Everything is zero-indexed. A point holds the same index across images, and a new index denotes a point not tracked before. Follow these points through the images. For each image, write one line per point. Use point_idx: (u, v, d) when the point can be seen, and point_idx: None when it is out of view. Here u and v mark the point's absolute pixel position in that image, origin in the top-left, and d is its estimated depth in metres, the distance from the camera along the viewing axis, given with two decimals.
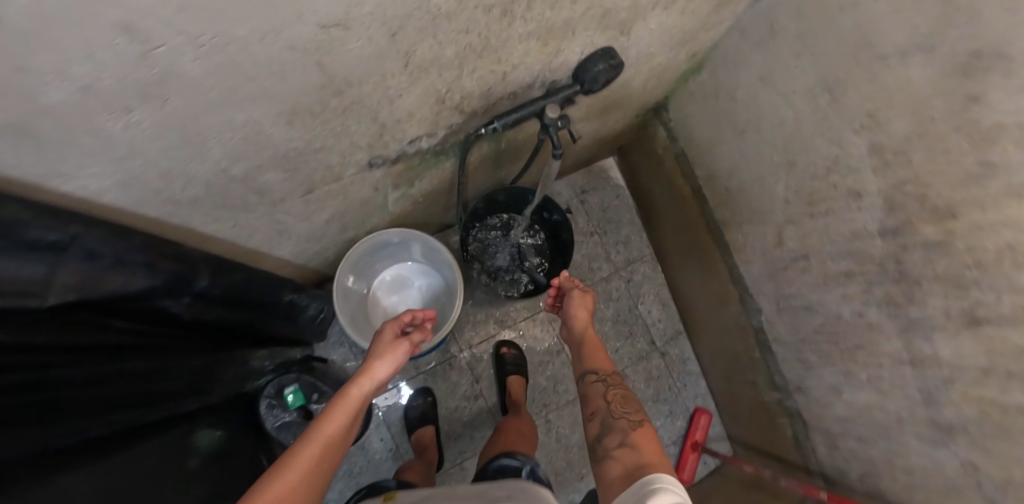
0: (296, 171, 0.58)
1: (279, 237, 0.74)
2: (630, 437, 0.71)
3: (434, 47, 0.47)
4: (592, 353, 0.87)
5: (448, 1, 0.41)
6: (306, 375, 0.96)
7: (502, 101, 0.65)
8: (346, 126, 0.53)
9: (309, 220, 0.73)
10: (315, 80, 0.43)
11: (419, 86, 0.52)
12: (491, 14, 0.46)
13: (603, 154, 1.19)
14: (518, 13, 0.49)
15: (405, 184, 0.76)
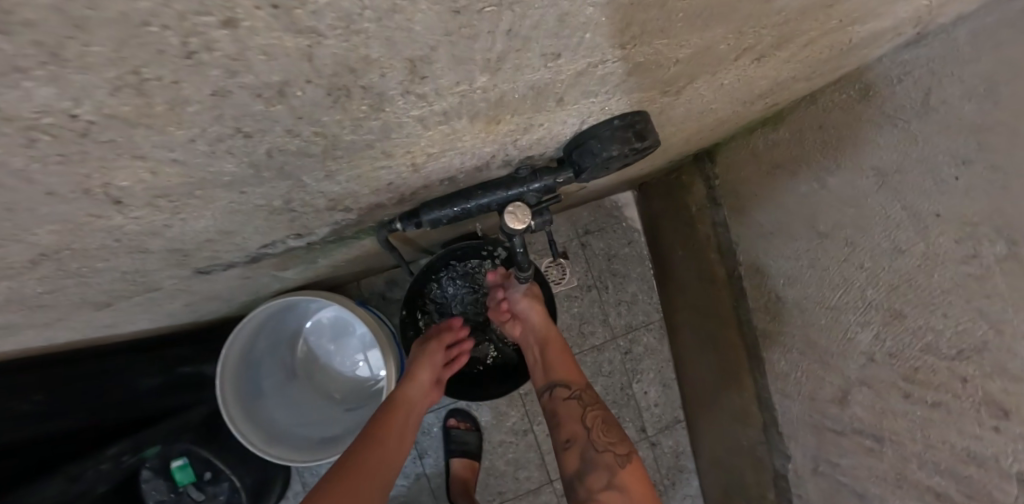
0: (50, 303, 0.35)
1: (107, 325, 0.52)
2: (621, 479, 0.49)
3: (166, 169, 0.19)
4: (556, 351, 0.59)
5: (52, 95, 0.12)
6: (201, 450, 0.76)
7: (428, 190, 0.36)
8: (87, 263, 0.29)
9: (143, 309, 0.49)
10: None
11: (198, 209, 0.25)
12: (272, 96, 0.15)
13: (619, 190, 0.90)
14: (382, 89, 0.18)
15: (298, 264, 0.51)
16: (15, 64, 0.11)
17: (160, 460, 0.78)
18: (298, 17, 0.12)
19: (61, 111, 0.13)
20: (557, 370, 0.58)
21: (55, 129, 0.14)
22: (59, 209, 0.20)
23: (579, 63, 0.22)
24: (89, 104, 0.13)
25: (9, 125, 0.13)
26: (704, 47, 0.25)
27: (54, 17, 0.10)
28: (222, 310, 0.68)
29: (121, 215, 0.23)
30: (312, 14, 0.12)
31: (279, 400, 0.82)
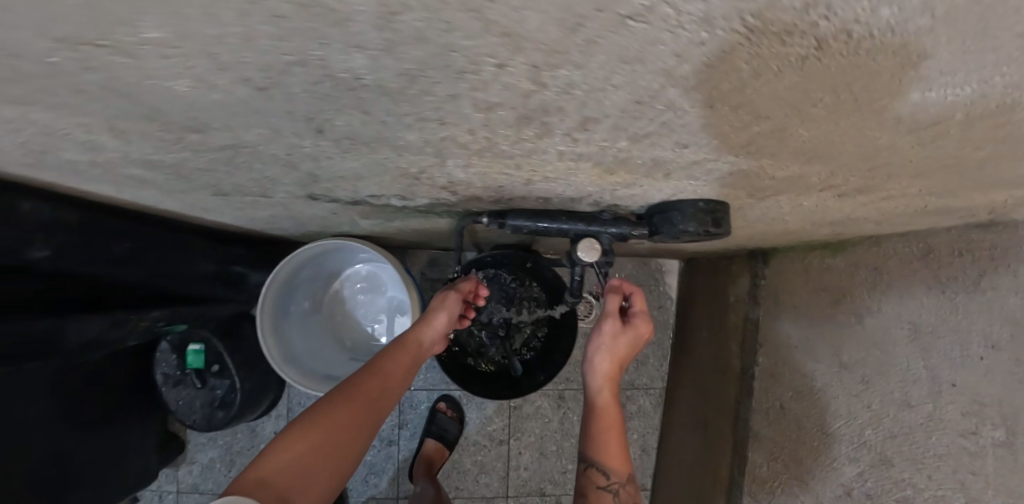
0: (193, 176, 0.43)
1: (201, 208, 0.60)
2: None
3: (369, 124, 0.25)
4: (608, 429, 0.55)
5: (360, 66, 0.18)
6: (217, 342, 0.86)
7: (522, 201, 0.41)
8: (246, 161, 0.36)
9: (238, 206, 0.57)
10: (133, 104, 0.26)
11: (357, 153, 0.31)
12: (484, 104, 0.21)
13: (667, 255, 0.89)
14: (556, 122, 0.23)
15: (379, 217, 0.57)
16: (364, 45, 0.17)
17: (178, 341, 0.87)
18: (544, 73, 0.18)
19: (355, 73, 0.19)
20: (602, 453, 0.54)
21: (340, 80, 0.20)
22: (280, 121, 0.26)
23: (700, 154, 0.27)
24: (372, 79, 0.20)
25: (319, 71, 0.19)
26: (798, 175, 0.30)
27: (414, 33, 0.16)
28: (287, 231, 0.75)
29: (307, 140, 0.29)
30: (554, 76, 0.18)
31: (299, 327, 0.88)
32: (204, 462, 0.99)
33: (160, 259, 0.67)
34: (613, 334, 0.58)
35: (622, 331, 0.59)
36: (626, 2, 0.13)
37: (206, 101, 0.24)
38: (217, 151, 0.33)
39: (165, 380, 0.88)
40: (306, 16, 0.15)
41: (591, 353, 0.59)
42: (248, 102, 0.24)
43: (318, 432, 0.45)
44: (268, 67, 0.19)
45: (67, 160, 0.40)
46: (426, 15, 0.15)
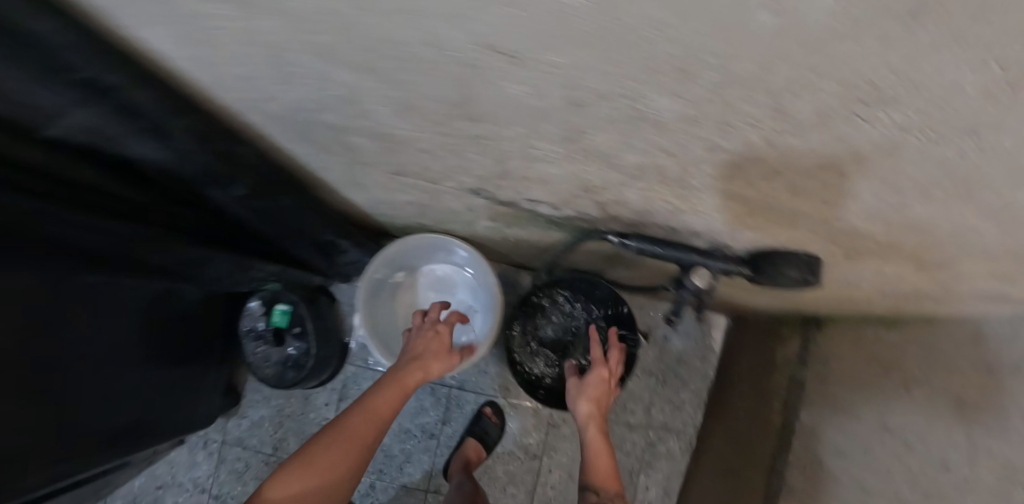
0: (393, 158, 0.52)
1: (352, 186, 0.69)
2: None
3: (615, 144, 0.35)
4: (598, 456, 0.69)
5: (670, 104, 0.28)
6: (303, 307, 0.96)
7: (656, 227, 0.51)
8: (464, 156, 0.45)
9: (389, 191, 0.66)
10: (444, 99, 0.35)
11: (572, 164, 0.40)
12: (726, 142, 0.31)
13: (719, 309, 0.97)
14: (760, 164, 0.32)
15: (503, 223, 0.66)
16: (693, 95, 0.27)
17: (267, 300, 0.95)
18: (790, 132, 0.28)
19: (661, 108, 0.29)
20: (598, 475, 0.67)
21: (643, 111, 0.30)
22: (549, 128, 0.35)
23: (840, 210, 0.36)
24: (667, 114, 0.29)
25: (636, 103, 0.29)
26: (898, 242, 0.39)
27: (738, 94, 0.26)
28: (400, 221, 0.85)
29: (544, 147, 0.38)
30: (795, 134, 0.28)
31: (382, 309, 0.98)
32: (253, 420, 1.05)
33: (303, 226, 0.74)
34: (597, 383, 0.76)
35: (601, 379, 0.76)
36: (864, 107, 0.24)
37: (514, 107, 0.33)
38: (454, 144, 0.42)
39: (248, 334, 0.95)
40: (674, 77, 0.25)
41: (581, 396, 0.76)
42: (547, 111, 0.33)
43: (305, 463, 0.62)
44: (603, 94, 0.29)
45: (306, 126, 0.50)
46: (743, 89, 0.25)
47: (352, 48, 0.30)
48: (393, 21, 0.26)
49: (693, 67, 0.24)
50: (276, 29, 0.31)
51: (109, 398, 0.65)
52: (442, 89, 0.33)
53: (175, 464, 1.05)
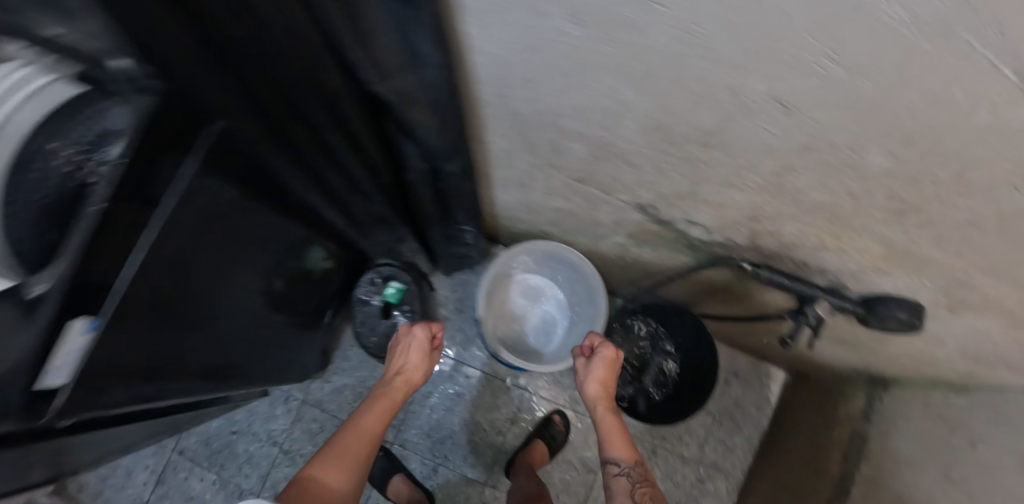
0: (588, 172, 0.66)
1: (513, 190, 0.83)
2: None
3: (812, 182, 0.49)
4: (611, 434, 0.75)
5: (882, 158, 0.42)
6: (414, 286, 1.05)
7: (788, 261, 0.64)
8: (664, 176, 0.59)
9: (547, 200, 0.80)
10: (692, 132, 0.49)
11: (760, 193, 0.54)
12: (907, 189, 0.44)
13: (781, 362, 1.07)
14: (922, 212, 0.46)
15: (636, 243, 0.79)
16: (902, 154, 0.41)
17: (385, 275, 1.04)
18: (959, 193, 0.41)
19: (871, 161, 0.43)
20: (615, 448, 0.73)
21: (854, 161, 0.44)
22: (765, 162, 0.49)
23: (964, 263, 0.48)
24: (873, 165, 0.43)
25: (855, 153, 0.43)
26: (999, 303, 0.50)
27: (934, 158, 0.39)
28: (526, 229, 0.99)
29: (747, 178, 0.53)
30: (961, 196, 0.41)
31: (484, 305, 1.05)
32: (336, 385, 1.13)
33: (464, 218, 0.87)
34: (593, 369, 0.83)
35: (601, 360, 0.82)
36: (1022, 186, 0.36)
37: (753, 142, 0.48)
38: (666, 165, 0.57)
39: (362, 302, 1.04)
40: (897, 141, 0.40)
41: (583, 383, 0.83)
42: (778, 149, 0.47)
43: (322, 471, 0.69)
44: (833, 143, 0.43)
45: (530, 139, 0.64)
46: (941, 158, 0.39)
47: (662, 82, 0.45)
48: (723, 71, 0.41)
49: (916, 138, 0.38)
50: (606, 68, 0.46)
51: (246, 319, 0.73)
52: (705, 120, 0.47)
53: (255, 415, 1.11)
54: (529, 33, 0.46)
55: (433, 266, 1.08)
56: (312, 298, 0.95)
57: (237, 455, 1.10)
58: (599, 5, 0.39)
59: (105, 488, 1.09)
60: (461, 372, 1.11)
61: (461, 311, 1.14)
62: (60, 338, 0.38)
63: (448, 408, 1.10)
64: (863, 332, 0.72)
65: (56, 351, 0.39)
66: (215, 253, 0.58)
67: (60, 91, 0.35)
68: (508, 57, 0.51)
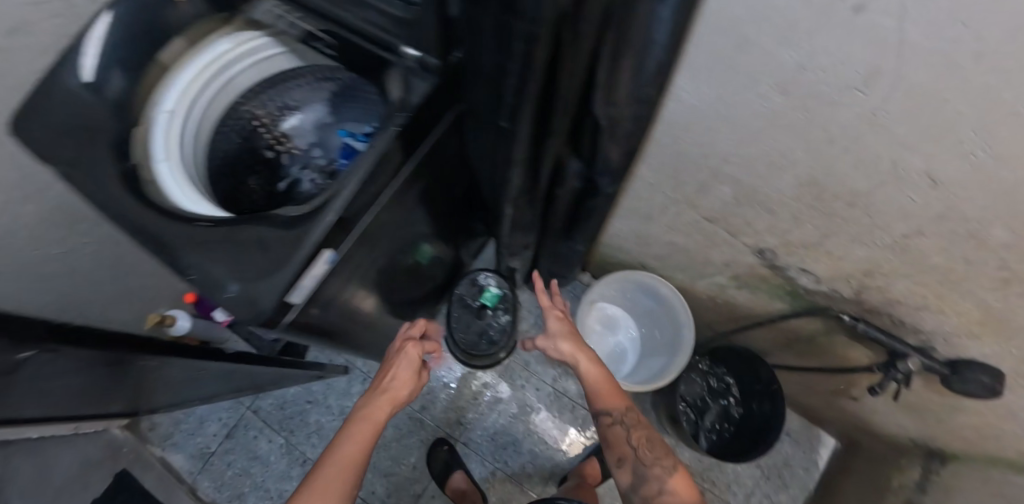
0: (724, 214, 0.79)
1: (636, 223, 0.97)
2: (669, 485, 0.72)
3: (935, 247, 0.61)
4: (600, 386, 0.82)
5: (999, 234, 0.54)
6: (510, 293, 1.13)
7: (886, 316, 0.76)
8: (798, 226, 0.72)
9: (669, 235, 0.93)
10: (843, 190, 0.63)
11: (884, 250, 0.67)
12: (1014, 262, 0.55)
13: (836, 429, 1.15)
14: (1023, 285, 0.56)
15: (739, 285, 0.92)
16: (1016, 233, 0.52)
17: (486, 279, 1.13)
18: None
19: (989, 235, 0.55)
20: (604, 400, 0.81)
21: (974, 234, 0.56)
22: (898, 224, 0.62)
23: None
24: (989, 239, 0.55)
25: (977, 228, 0.55)
26: None
27: None
28: (626, 261, 1.12)
29: (876, 236, 0.66)
30: None
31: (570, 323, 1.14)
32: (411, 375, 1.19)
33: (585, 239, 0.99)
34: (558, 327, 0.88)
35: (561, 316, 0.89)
36: None
37: (895, 207, 0.61)
38: (804, 217, 0.70)
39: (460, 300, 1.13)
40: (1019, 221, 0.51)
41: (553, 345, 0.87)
42: (914, 214, 0.60)
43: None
44: (961, 216, 0.55)
45: (683, 179, 0.78)
46: None
47: (831, 148, 0.60)
48: (886, 148, 0.55)
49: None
50: (788, 128, 0.61)
51: (377, 275, 0.81)
52: (860, 182, 0.61)
53: (334, 389, 1.20)
54: (734, 90, 0.61)
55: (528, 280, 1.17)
56: (421, 285, 1.02)
57: (308, 423, 1.17)
58: (806, 83, 0.55)
59: (178, 432, 1.17)
60: (533, 384, 1.18)
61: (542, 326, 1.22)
62: (313, 266, 0.59)
63: (515, 415, 1.16)
64: (935, 396, 0.82)
65: (307, 274, 0.59)
66: (390, 202, 0.70)
67: (278, 59, 0.90)
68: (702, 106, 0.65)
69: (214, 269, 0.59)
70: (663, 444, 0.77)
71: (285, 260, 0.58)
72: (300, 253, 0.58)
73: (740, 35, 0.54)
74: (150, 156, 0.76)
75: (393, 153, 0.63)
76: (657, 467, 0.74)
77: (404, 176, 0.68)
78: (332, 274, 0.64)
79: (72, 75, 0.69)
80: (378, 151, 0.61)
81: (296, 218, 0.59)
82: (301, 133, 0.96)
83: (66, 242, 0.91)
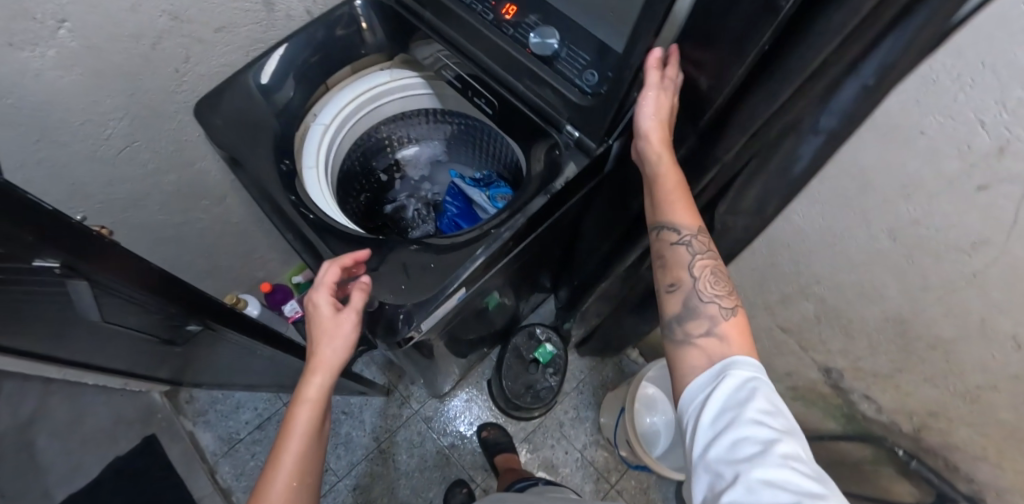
0: (806, 329, 0.88)
1: None
2: (720, 330, 0.56)
3: (1007, 405, 0.64)
4: (671, 196, 0.62)
5: None
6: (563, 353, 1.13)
7: (939, 458, 0.80)
8: (873, 355, 0.79)
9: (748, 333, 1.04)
10: (928, 334, 0.69)
11: (954, 397, 0.71)
12: None
13: None
14: None
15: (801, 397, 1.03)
16: None
17: (544, 334, 1.12)
18: None
19: None
20: (673, 214, 0.61)
21: None
22: (971, 376, 0.67)
23: None
24: None
25: None
26: None
27: None
28: None
29: (948, 380, 0.71)
30: None
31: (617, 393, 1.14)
32: (450, 408, 1.21)
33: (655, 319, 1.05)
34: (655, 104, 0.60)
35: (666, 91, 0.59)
36: None
37: (977, 362, 0.65)
38: (880, 347, 0.77)
39: (516, 348, 1.12)
40: None
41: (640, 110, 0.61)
42: (994, 370, 0.63)
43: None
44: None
45: (775, 288, 0.88)
46: None
47: (926, 295, 0.65)
48: (981, 311, 0.60)
49: None
50: (887, 268, 0.68)
51: (473, 312, 0.89)
52: (945, 332, 0.66)
53: (371, 407, 1.21)
54: (846, 224, 0.68)
55: (585, 343, 1.20)
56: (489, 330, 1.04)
57: (337, 434, 1.18)
58: (919, 235, 0.61)
59: (212, 411, 1.32)
60: (564, 446, 1.18)
61: (584, 392, 1.23)
62: (451, 300, 0.66)
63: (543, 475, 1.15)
64: None
65: (442, 306, 0.67)
66: (519, 257, 0.78)
67: (421, 99, 0.91)
68: (812, 229, 0.73)
69: (362, 285, 0.66)
70: (731, 281, 0.61)
71: (432, 291, 0.66)
72: (450, 285, 0.65)
73: (866, 180, 0.62)
74: (299, 163, 0.79)
75: (540, 218, 0.72)
76: (712, 303, 0.59)
77: (537, 235, 0.76)
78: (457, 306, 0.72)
79: (254, 76, 0.77)
80: (528, 213, 0.69)
81: (457, 246, 0.67)
82: (417, 164, 1.03)
83: (185, 215, 0.99)
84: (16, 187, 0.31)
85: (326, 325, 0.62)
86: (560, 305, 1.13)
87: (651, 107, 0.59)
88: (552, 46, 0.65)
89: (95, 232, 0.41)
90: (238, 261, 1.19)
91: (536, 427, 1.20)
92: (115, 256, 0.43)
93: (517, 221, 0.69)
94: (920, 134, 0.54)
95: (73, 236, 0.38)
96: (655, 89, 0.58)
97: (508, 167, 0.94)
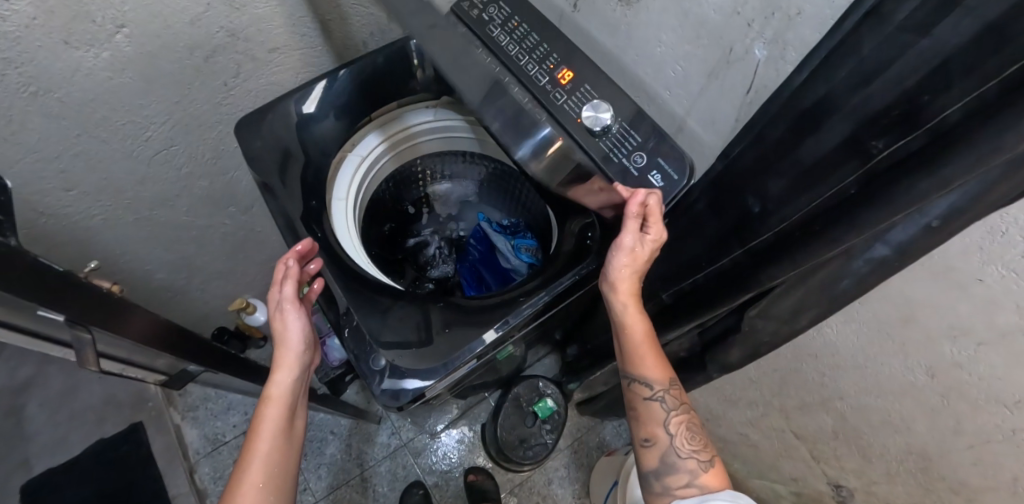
0: (821, 440, 0.85)
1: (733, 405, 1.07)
2: (699, 482, 0.61)
3: None
4: (640, 350, 0.65)
5: None
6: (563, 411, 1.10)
7: None
8: (891, 483, 0.76)
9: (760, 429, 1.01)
10: (955, 478, 0.65)
11: None
12: None
13: None
14: None
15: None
16: None
17: (547, 388, 1.10)
18: None
19: None
20: (646, 371, 0.65)
21: None
22: None
23: None
24: None
25: None
26: None
27: None
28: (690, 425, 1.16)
29: None
30: None
31: (611, 461, 1.11)
32: (441, 446, 1.18)
33: None
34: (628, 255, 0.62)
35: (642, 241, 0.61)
36: None
37: None
38: (900, 478, 0.73)
39: (516, 398, 1.09)
40: None
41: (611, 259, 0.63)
42: None
43: None
44: None
45: (795, 393, 0.85)
46: None
47: (958, 440, 0.61)
48: (1018, 472, 0.56)
49: None
50: (918, 402, 0.64)
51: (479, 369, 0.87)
52: (974, 481, 0.63)
53: (361, 433, 1.18)
54: (882, 350, 0.65)
55: (587, 402, 1.17)
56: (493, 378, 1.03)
57: (323, 453, 1.16)
58: (956, 379, 0.57)
59: (202, 408, 1.30)
60: None
61: (579, 452, 1.20)
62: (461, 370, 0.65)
63: None
64: None
65: (453, 372, 0.66)
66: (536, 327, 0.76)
67: (462, 141, 0.91)
68: (844, 346, 0.70)
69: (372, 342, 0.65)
70: (703, 432, 0.65)
71: (449, 355, 0.65)
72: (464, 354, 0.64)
73: (908, 313, 0.59)
74: (331, 193, 0.79)
75: (565, 297, 0.70)
76: (689, 456, 0.63)
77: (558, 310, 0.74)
78: (467, 371, 0.70)
79: (297, 102, 0.75)
80: (553, 292, 0.68)
81: (476, 311, 0.67)
82: (447, 201, 1.02)
83: (210, 219, 1.00)
84: (34, 255, 0.36)
85: (281, 323, 0.65)
86: (568, 363, 1.11)
87: (624, 259, 0.62)
88: (604, 121, 0.62)
89: (100, 290, 0.46)
90: (255, 265, 1.20)
91: (525, 481, 1.17)
92: (114, 308, 0.48)
93: (541, 300, 0.68)
94: (977, 281, 0.49)
95: (77, 293, 0.43)
96: (626, 250, 0.61)
97: (537, 221, 0.93)
